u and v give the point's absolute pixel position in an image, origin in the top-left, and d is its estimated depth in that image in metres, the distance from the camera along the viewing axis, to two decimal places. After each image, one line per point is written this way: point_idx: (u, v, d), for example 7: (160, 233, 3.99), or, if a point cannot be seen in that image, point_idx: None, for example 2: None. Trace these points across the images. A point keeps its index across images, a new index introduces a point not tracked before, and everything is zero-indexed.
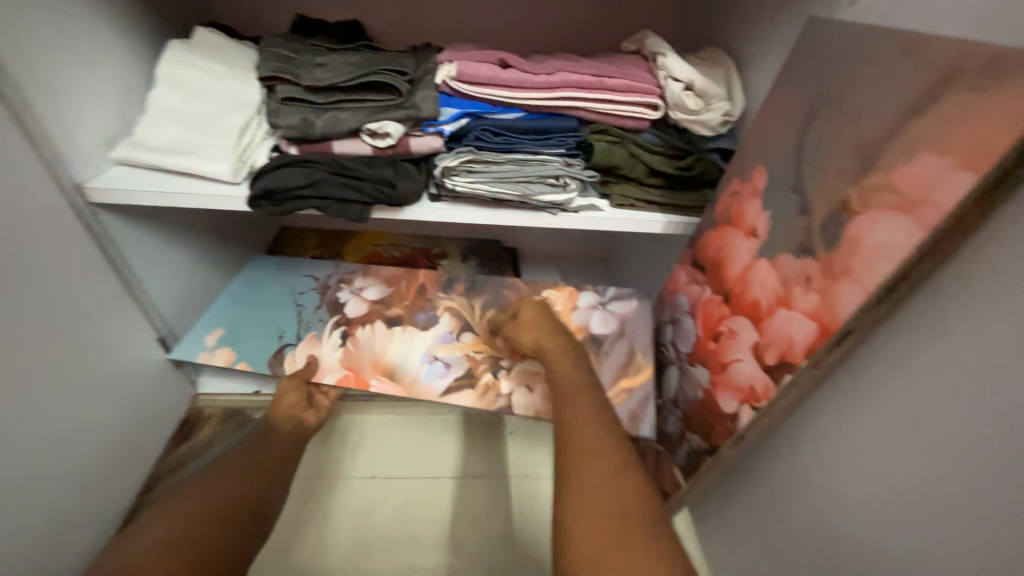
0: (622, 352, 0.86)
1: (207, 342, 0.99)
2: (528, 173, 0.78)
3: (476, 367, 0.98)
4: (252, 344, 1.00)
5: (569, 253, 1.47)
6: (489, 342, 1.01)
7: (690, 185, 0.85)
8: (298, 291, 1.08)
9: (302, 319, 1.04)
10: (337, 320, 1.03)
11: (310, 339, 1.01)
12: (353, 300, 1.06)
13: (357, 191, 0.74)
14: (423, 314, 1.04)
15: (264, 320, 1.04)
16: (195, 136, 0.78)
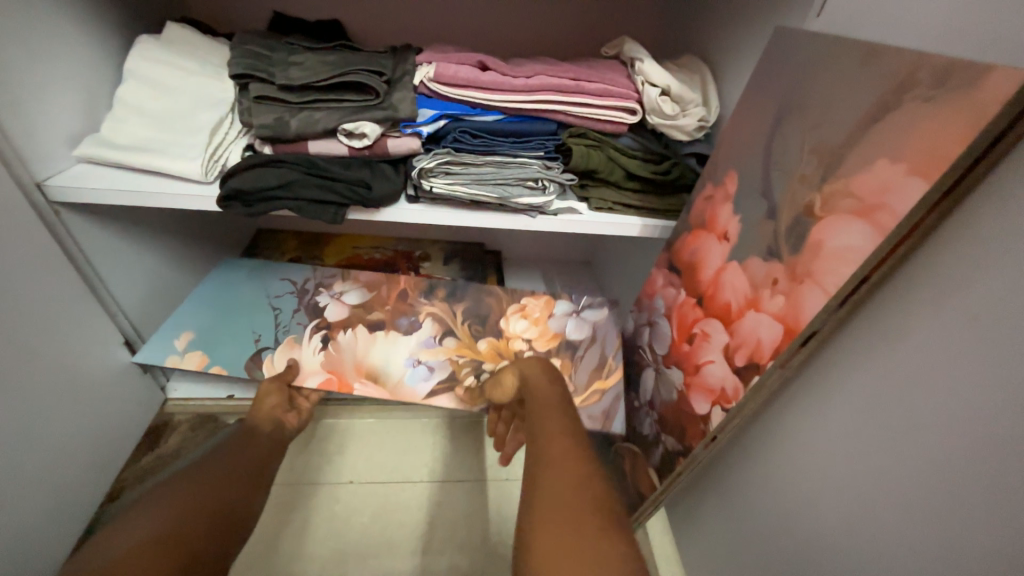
0: (595, 356, 1.00)
1: (175, 345, 0.95)
2: (506, 176, 0.78)
3: (458, 370, 0.99)
4: (227, 348, 0.99)
5: (552, 257, 1.48)
6: (472, 346, 1.02)
7: (667, 189, 0.86)
8: (275, 294, 1.06)
9: (279, 323, 1.02)
10: (315, 324, 1.02)
11: (289, 343, 1.00)
12: (333, 304, 1.05)
13: (333, 192, 0.72)
14: (406, 319, 1.04)
15: (238, 323, 1.02)
16: (165, 134, 0.76)
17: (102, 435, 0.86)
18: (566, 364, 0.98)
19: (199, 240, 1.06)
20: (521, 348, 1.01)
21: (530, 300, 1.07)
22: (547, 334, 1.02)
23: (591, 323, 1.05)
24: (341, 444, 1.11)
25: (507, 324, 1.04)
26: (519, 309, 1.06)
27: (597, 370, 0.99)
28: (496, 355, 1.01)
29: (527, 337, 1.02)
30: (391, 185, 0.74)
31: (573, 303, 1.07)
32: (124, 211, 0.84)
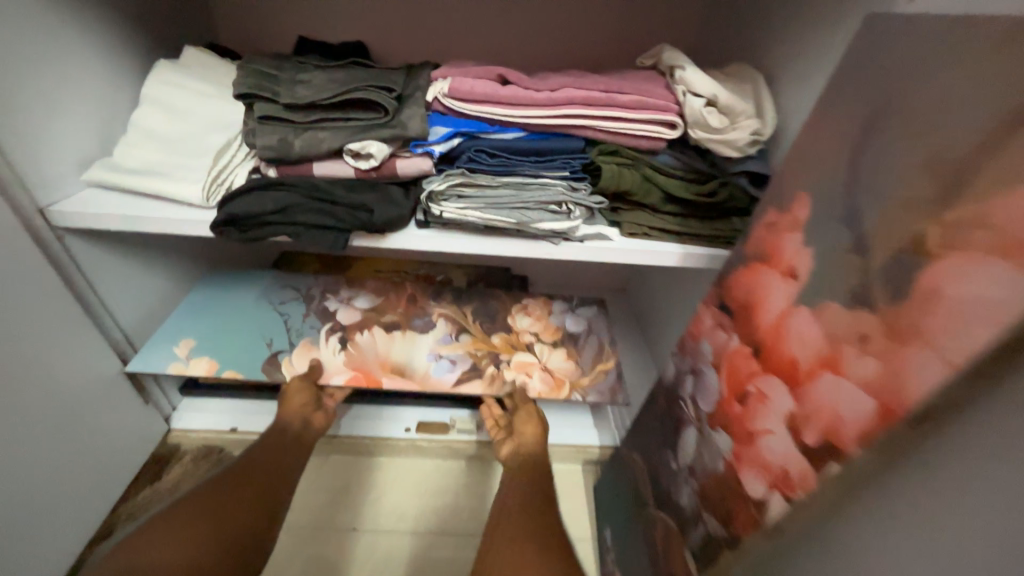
0: (595, 343, 1.03)
1: (178, 353, 0.88)
2: (525, 199, 0.69)
3: (479, 363, 0.97)
4: (236, 350, 0.92)
5: (584, 283, 1.37)
6: (487, 340, 1.01)
7: (713, 213, 0.75)
8: (280, 299, 1.01)
9: (290, 327, 0.97)
10: (328, 327, 0.99)
11: (305, 345, 0.95)
12: (343, 307, 1.02)
13: (332, 216, 0.66)
14: (420, 318, 1.02)
15: (246, 326, 0.96)
16: (173, 157, 0.73)
17: (102, 468, 0.82)
18: (571, 353, 1.01)
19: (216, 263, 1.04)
20: (530, 339, 1.02)
21: (529, 298, 1.11)
22: (549, 327, 1.05)
23: (586, 319, 1.09)
24: (348, 483, 0.97)
25: (513, 319, 1.06)
26: (522, 307, 1.08)
27: (597, 356, 1.01)
28: (511, 347, 1.01)
29: (533, 330, 1.04)
30: (394, 210, 0.67)
31: (567, 302, 1.12)
32: (134, 235, 0.82)
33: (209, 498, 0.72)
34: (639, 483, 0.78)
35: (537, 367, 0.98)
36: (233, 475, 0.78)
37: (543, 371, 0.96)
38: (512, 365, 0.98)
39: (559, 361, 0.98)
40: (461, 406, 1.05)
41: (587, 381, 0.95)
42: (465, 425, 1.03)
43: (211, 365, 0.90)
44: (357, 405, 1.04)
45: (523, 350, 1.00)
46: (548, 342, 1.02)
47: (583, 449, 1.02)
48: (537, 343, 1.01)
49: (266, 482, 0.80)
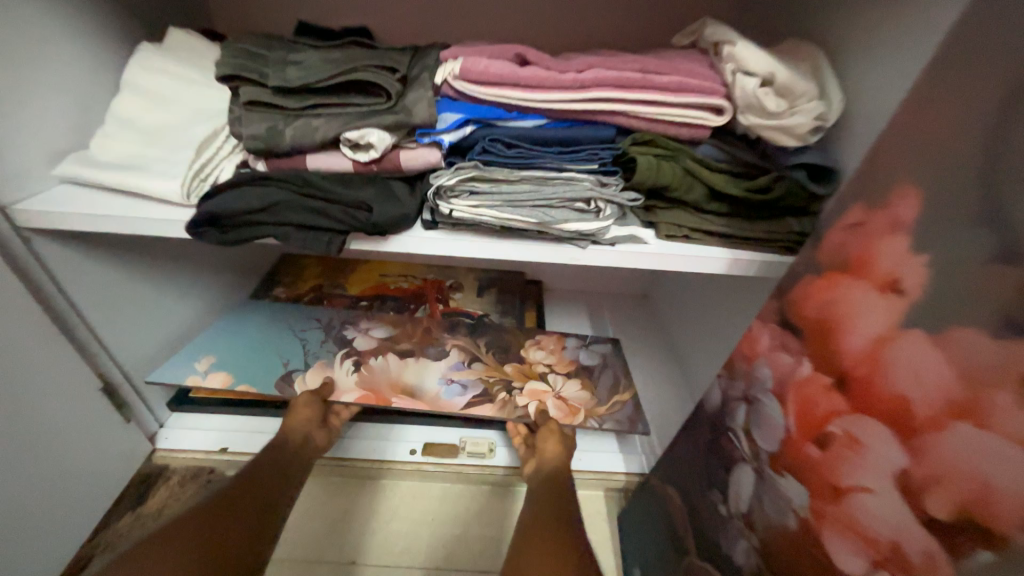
0: (610, 376, 1.00)
1: (197, 366, 0.89)
2: (548, 195, 0.60)
3: (491, 388, 0.94)
4: (252, 366, 0.93)
5: (602, 290, 1.28)
6: (500, 368, 0.99)
7: (766, 212, 0.64)
8: (301, 327, 1.02)
9: (308, 350, 0.97)
10: (344, 352, 0.98)
11: (320, 365, 0.95)
12: (360, 336, 1.01)
13: (324, 215, 0.57)
14: (433, 348, 1.01)
15: (265, 346, 0.97)
16: (153, 150, 0.65)
17: (84, 492, 0.74)
18: (586, 384, 0.98)
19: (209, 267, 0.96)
20: (544, 369, 1.00)
21: (544, 334, 1.08)
22: (563, 360, 1.03)
23: (600, 353, 1.06)
24: (346, 507, 0.89)
25: (526, 351, 1.03)
26: (536, 341, 1.06)
27: (614, 388, 0.98)
28: (524, 376, 0.98)
29: (547, 362, 1.01)
30: (397, 208, 0.57)
31: (580, 338, 1.09)
32: (114, 237, 0.74)
33: (206, 513, 0.63)
34: (678, 526, 0.67)
35: (552, 395, 0.95)
36: (233, 491, 0.69)
37: (558, 399, 0.94)
38: (525, 392, 0.94)
39: (575, 391, 0.96)
40: (472, 427, 0.97)
41: (603, 410, 0.93)
42: (476, 448, 0.94)
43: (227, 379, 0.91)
44: (358, 423, 0.96)
45: (537, 378, 0.97)
46: (562, 373, 1.00)
47: (607, 477, 0.92)
48: (551, 373, 0.99)
49: (268, 499, 0.71)
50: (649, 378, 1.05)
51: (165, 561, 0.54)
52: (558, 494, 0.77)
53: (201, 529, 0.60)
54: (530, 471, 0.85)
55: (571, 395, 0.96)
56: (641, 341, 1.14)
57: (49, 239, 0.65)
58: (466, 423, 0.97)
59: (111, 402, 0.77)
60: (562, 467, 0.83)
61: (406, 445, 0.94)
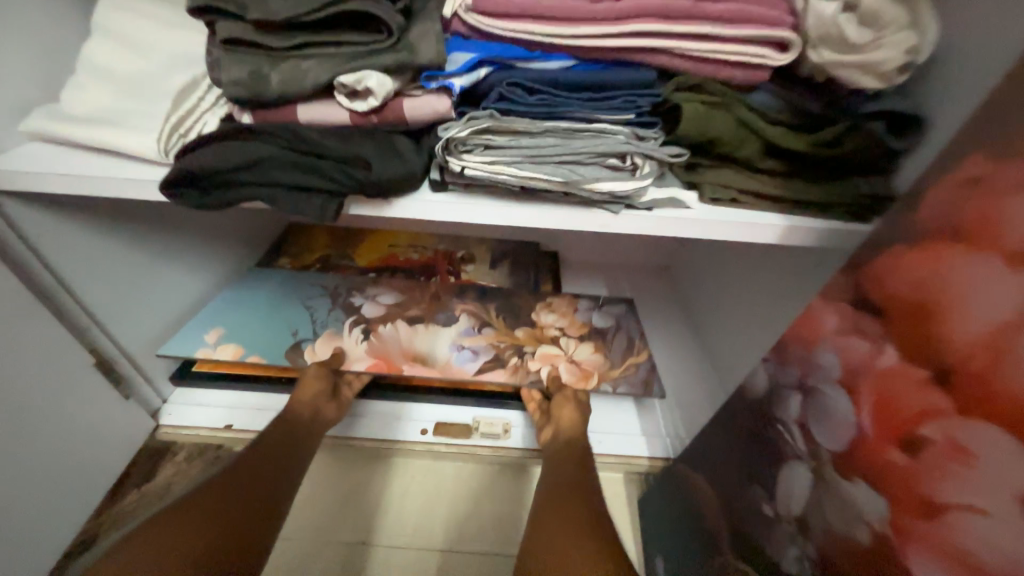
0: (624, 338, 0.95)
1: (207, 339, 0.85)
2: (577, 150, 0.51)
3: (501, 353, 0.89)
4: (261, 336, 0.87)
5: (625, 261, 1.19)
6: (510, 332, 0.93)
7: (829, 172, 0.54)
8: (309, 296, 0.96)
9: (315, 319, 0.92)
10: (352, 320, 0.93)
11: (329, 336, 0.89)
12: (368, 304, 0.96)
13: (319, 175, 0.50)
14: (443, 314, 0.95)
15: (274, 318, 0.91)
16: (127, 102, 0.58)
17: (87, 471, 0.72)
18: (599, 346, 0.93)
19: (208, 236, 0.90)
20: (556, 333, 0.94)
21: (555, 297, 1.02)
22: (575, 322, 0.97)
23: (613, 316, 1.00)
24: (352, 485, 0.86)
25: (536, 315, 0.97)
26: (546, 305, 1.00)
27: (628, 350, 0.93)
28: (535, 340, 0.92)
29: (558, 325, 0.96)
30: (399, 166, 0.49)
31: (592, 300, 1.03)
32: (97, 201, 0.68)
33: (215, 487, 0.60)
34: (707, 521, 0.61)
35: (564, 358, 0.89)
36: (242, 462, 0.66)
37: (571, 362, 0.88)
38: (536, 356, 0.89)
39: (587, 354, 0.91)
40: (488, 406, 0.90)
41: (616, 372, 0.87)
42: (489, 429, 0.88)
43: (238, 351, 0.85)
44: (367, 401, 0.90)
45: (548, 342, 0.92)
46: (574, 336, 0.94)
47: (630, 461, 0.85)
48: (563, 336, 0.93)
49: (279, 469, 0.67)
50: (676, 356, 0.98)
51: (178, 539, 0.51)
52: (580, 466, 0.71)
53: (212, 504, 0.57)
54: (546, 440, 0.80)
55: (584, 357, 0.90)
56: (663, 316, 1.06)
57: (21, 202, 0.59)
58: (481, 402, 0.90)
59: (108, 379, 0.73)
60: (578, 436, 0.77)
61: (418, 424, 0.89)
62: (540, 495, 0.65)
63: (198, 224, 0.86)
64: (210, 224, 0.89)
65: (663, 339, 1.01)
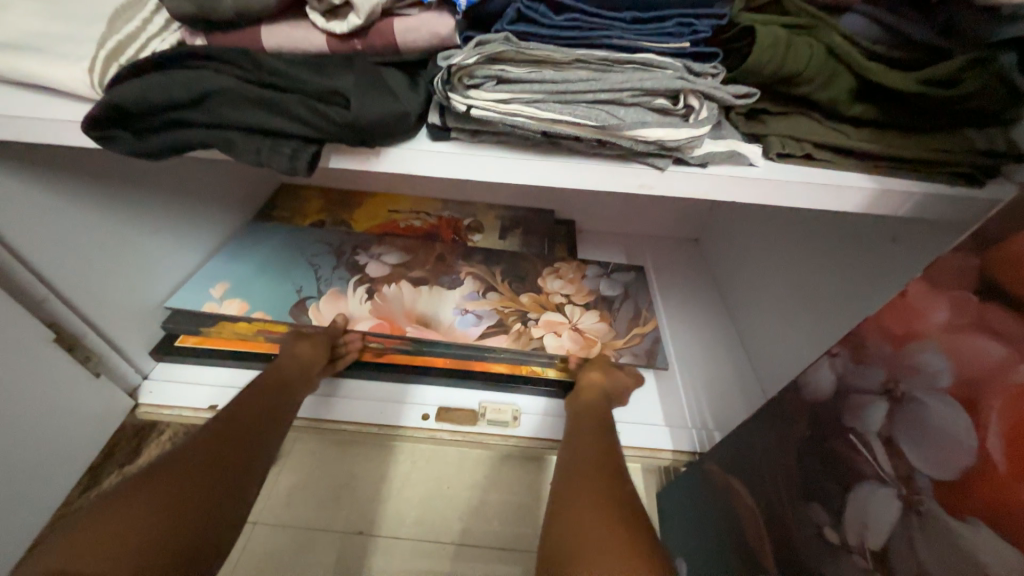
0: (631, 307, 0.87)
1: (213, 294, 0.81)
2: (616, 85, 0.39)
3: (505, 318, 0.83)
4: (266, 293, 0.83)
5: (648, 232, 1.08)
6: (516, 298, 0.86)
7: (937, 118, 0.41)
8: (312, 252, 0.91)
9: (319, 276, 0.87)
10: (356, 279, 0.87)
11: (333, 294, 0.84)
12: (372, 263, 0.90)
13: (282, 113, 0.39)
14: (447, 276, 0.89)
15: (277, 278, 0.86)
16: (55, 25, 0.46)
17: (61, 457, 0.65)
18: (604, 315, 0.85)
19: (189, 198, 0.80)
20: (561, 301, 0.87)
21: (562, 262, 0.94)
22: (582, 290, 0.89)
23: (622, 283, 0.92)
24: (349, 469, 0.80)
25: (543, 280, 0.90)
26: (554, 270, 0.92)
27: (635, 320, 0.85)
28: (540, 307, 0.85)
29: (564, 292, 0.88)
30: (388, 105, 0.38)
31: (600, 266, 0.95)
32: (45, 150, 0.58)
33: (209, 441, 0.50)
34: (749, 536, 0.53)
35: (568, 327, 0.83)
36: (231, 417, 0.55)
37: (574, 330, 0.82)
38: (540, 323, 0.83)
39: (591, 322, 0.84)
40: (495, 389, 0.81)
41: (621, 341, 0.81)
42: (498, 416, 0.78)
43: (245, 306, 0.82)
44: (357, 380, 0.81)
45: (553, 309, 0.85)
46: (580, 303, 0.87)
47: (650, 454, 0.75)
48: (568, 303, 0.86)
49: (267, 425, 0.58)
50: (703, 337, 0.89)
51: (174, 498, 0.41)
52: (601, 427, 0.63)
53: (210, 461, 0.47)
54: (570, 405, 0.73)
55: (588, 326, 0.83)
56: (691, 293, 0.96)
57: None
58: (487, 385, 0.80)
59: (73, 356, 0.65)
60: (600, 403, 0.69)
61: (420, 408, 0.79)
62: (569, 461, 0.54)
63: (176, 181, 0.76)
64: (191, 182, 0.79)
65: (689, 319, 0.92)
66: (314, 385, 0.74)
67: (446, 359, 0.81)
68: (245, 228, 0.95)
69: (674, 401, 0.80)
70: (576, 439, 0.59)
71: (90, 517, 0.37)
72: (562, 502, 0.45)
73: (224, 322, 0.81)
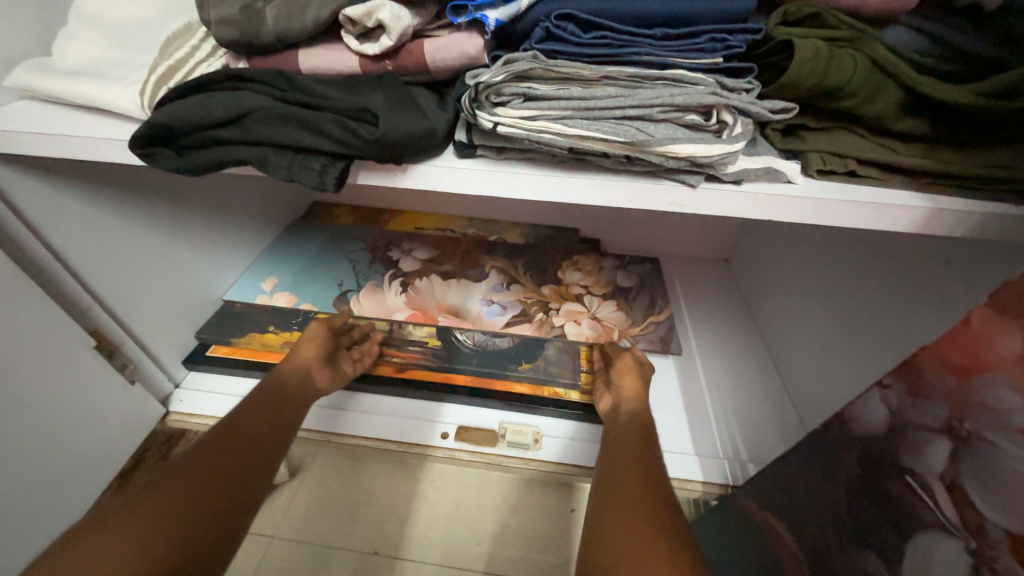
0: (647, 298, 0.92)
1: (264, 287, 0.89)
2: (646, 102, 0.38)
3: (529, 309, 0.88)
4: (313, 287, 0.90)
5: (676, 252, 1.05)
6: (537, 290, 0.91)
7: (994, 132, 0.39)
8: (349, 248, 0.99)
9: (357, 272, 0.93)
10: (391, 273, 0.93)
11: (371, 288, 0.90)
12: (404, 258, 0.96)
13: (313, 130, 0.39)
14: (473, 270, 0.94)
15: (320, 271, 0.93)
16: (115, 53, 0.50)
17: (94, 462, 0.67)
18: (621, 306, 0.90)
19: (229, 211, 0.85)
20: (580, 291, 0.92)
21: (580, 255, 1.00)
22: (600, 281, 0.95)
23: (637, 275, 0.97)
24: (368, 485, 0.80)
25: (563, 272, 0.96)
26: (572, 263, 0.98)
27: (649, 309, 0.90)
28: (560, 298, 0.90)
29: (583, 283, 0.93)
30: (416, 123, 0.39)
31: (617, 259, 1.01)
32: (100, 165, 0.62)
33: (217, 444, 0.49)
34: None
35: (587, 316, 0.87)
36: (239, 420, 0.54)
37: (593, 319, 0.86)
38: (561, 313, 0.87)
39: (610, 312, 0.88)
40: (516, 410, 0.78)
41: (636, 329, 0.86)
42: (518, 438, 0.75)
43: (291, 298, 0.89)
44: (376, 396, 0.80)
45: (573, 299, 0.90)
46: (598, 294, 0.92)
47: (680, 484, 0.70)
48: (587, 294, 0.91)
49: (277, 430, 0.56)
50: (733, 360, 0.85)
51: (183, 504, 0.40)
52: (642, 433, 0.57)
53: (216, 468, 0.46)
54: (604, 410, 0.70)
55: (606, 315, 0.88)
56: (721, 314, 0.93)
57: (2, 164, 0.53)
58: (508, 405, 0.78)
59: (111, 364, 0.68)
60: (641, 409, 0.63)
61: (440, 426, 0.77)
62: (606, 473, 0.50)
63: (219, 195, 0.80)
64: (231, 196, 0.84)
65: (719, 341, 0.88)
66: (331, 385, 0.71)
67: (467, 377, 0.80)
68: (286, 230, 1.02)
69: (704, 428, 0.76)
70: (619, 449, 0.54)
71: (102, 514, 0.38)
72: (600, 517, 0.43)
73: (254, 333, 0.83)
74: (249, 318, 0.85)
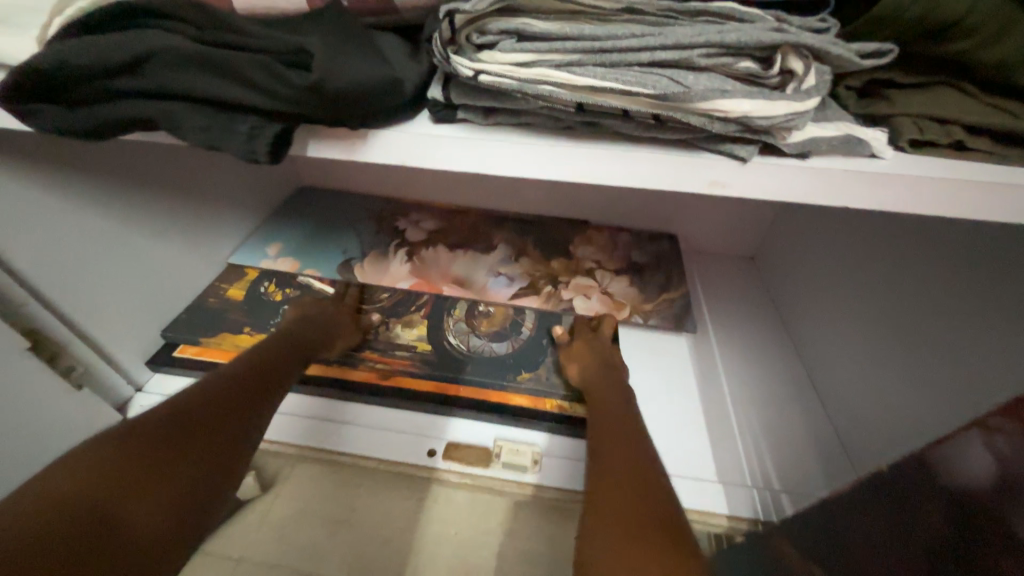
0: (662, 276, 0.84)
1: (269, 253, 0.86)
2: (682, 40, 0.28)
3: (536, 282, 0.82)
4: (321, 254, 0.86)
5: (696, 248, 0.95)
6: (545, 263, 0.85)
7: None
8: (340, 233, 0.91)
9: (363, 241, 0.89)
10: (396, 243, 0.89)
11: (375, 256, 0.86)
12: (411, 228, 0.91)
13: (234, 78, 0.30)
14: (481, 242, 0.89)
15: (324, 241, 0.89)
16: None
17: None
18: (633, 281, 0.83)
19: (201, 193, 0.76)
20: (591, 266, 0.85)
21: (594, 231, 0.92)
22: (612, 258, 0.87)
23: (654, 252, 0.89)
24: None
25: (574, 246, 0.89)
26: (584, 238, 0.90)
27: (664, 287, 0.83)
28: (569, 272, 0.84)
29: (595, 258, 0.86)
30: (371, 69, 0.29)
31: (634, 235, 0.92)
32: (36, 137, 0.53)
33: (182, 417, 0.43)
34: None
35: (597, 290, 0.81)
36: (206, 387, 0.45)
37: (603, 294, 0.80)
38: (570, 287, 0.81)
39: (622, 287, 0.82)
40: (513, 425, 0.68)
41: (649, 305, 0.80)
42: (513, 458, 0.65)
43: (295, 263, 0.86)
44: (356, 403, 0.71)
45: (583, 274, 0.83)
46: (610, 269, 0.85)
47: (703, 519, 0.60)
48: (598, 269, 0.84)
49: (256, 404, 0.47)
50: (764, 367, 0.75)
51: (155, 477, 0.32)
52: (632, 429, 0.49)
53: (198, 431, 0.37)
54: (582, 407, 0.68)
55: (617, 289, 0.82)
56: (746, 314, 0.84)
57: None
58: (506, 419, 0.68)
59: (53, 366, 0.58)
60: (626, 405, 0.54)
61: (427, 442, 0.68)
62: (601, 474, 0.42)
63: (185, 174, 0.72)
64: (203, 176, 0.75)
65: (745, 344, 0.79)
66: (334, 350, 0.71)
67: (460, 386, 0.71)
68: (272, 214, 0.94)
69: (730, 447, 0.66)
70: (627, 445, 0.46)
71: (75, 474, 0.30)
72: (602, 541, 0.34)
73: (226, 333, 0.75)
74: (222, 319, 0.76)
